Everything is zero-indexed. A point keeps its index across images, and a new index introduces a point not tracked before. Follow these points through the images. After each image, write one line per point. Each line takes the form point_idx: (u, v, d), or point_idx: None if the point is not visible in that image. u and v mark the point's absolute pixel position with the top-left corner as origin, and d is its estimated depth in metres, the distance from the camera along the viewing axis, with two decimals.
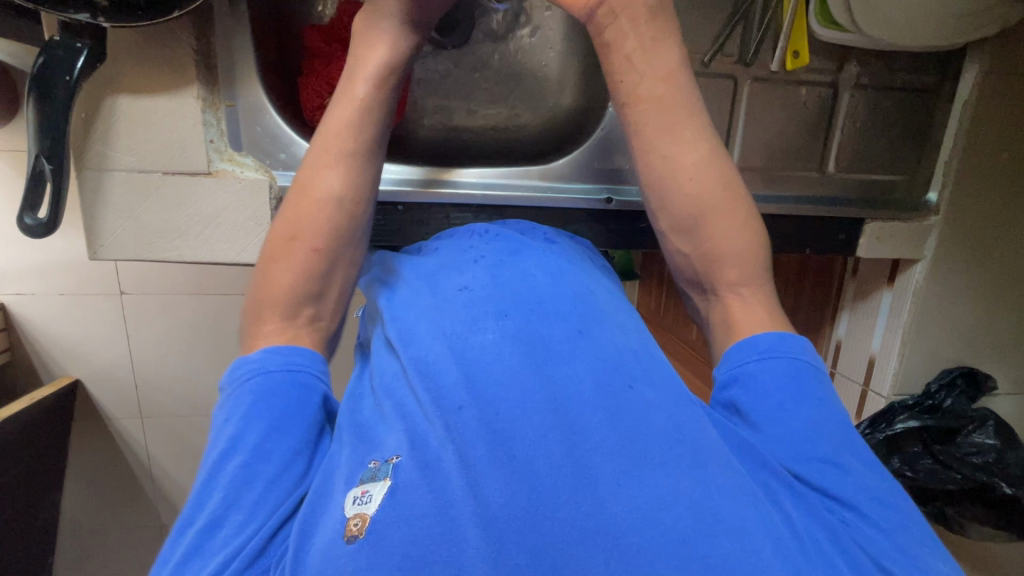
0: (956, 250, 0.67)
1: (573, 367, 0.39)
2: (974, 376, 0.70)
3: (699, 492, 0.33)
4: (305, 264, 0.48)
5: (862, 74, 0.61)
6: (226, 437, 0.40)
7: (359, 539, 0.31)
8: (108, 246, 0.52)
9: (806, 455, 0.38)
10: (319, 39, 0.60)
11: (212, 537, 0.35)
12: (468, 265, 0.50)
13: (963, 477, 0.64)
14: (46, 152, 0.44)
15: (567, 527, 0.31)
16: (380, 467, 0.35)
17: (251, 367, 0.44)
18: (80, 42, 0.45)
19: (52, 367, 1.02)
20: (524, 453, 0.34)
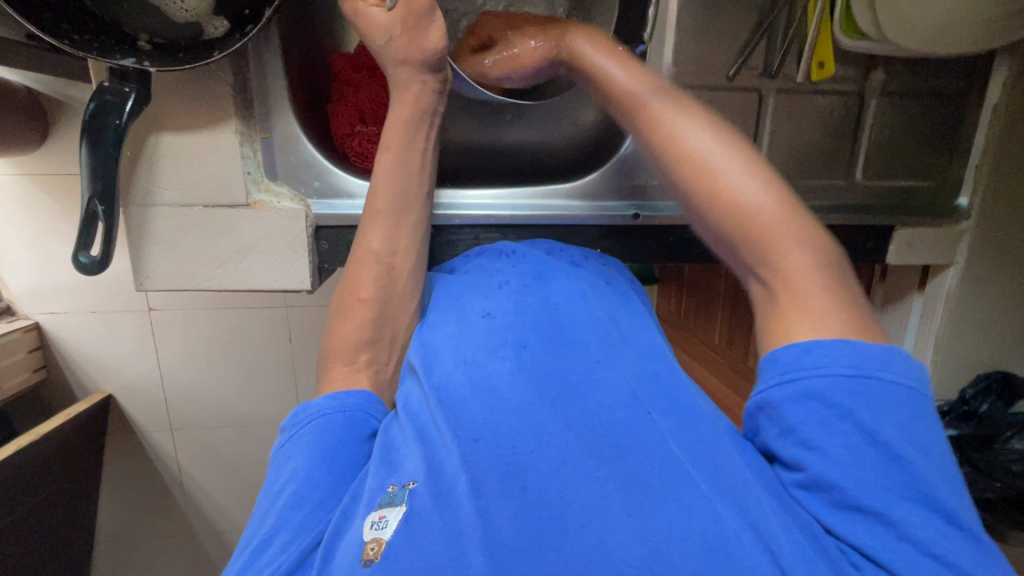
0: (989, 254, 0.66)
1: (589, 401, 0.40)
2: (1012, 381, 0.68)
3: (714, 524, 0.31)
4: (360, 314, 0.51)
5: (889, 82, 0.60)
6: (288, 470, 0.42)
7: (375, 562, 0.32)
8: (153, 277, 0.54)
9: (841, 504, 0.32)
10: (349, 70, 0.62)
11: (260, 557, 0.37)
12: (491, 290, 0.51)
13: (1002, 485, 0.62)
14: (98, 194, 0.47)
15: (574, 560, 0.30)
16: (397, 493, 0.36)
17: (313, 412, 0.45)
18: (128, 86, 0.47)
19: (87, 383, 1.06)
20: (536, 484, 0.34)
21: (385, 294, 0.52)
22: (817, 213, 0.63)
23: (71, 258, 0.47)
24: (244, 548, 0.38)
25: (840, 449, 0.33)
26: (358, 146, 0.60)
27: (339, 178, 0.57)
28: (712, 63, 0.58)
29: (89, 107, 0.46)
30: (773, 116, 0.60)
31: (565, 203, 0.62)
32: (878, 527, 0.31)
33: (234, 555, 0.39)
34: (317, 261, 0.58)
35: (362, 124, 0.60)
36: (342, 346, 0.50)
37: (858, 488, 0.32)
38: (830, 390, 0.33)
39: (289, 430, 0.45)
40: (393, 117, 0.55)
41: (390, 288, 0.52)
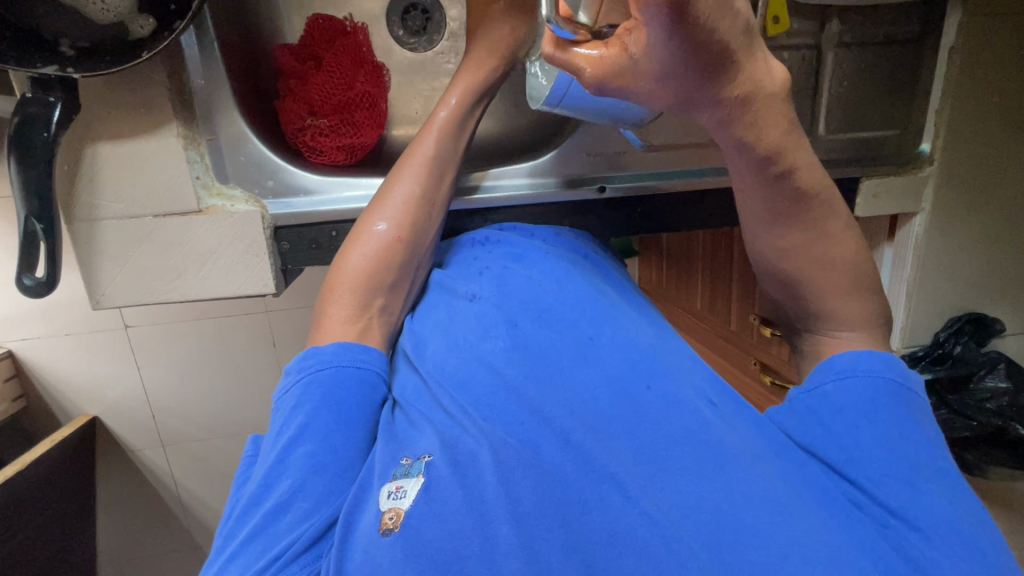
0: (955, 198, 0.67)
1: (587, 372, 0.40)
2: (981, 321, 0.70)
3: (725, 499, 0.32)
4: (382, 247, 0.49)
5: (845, 32, 0.59)
6: (295, 425, 0.41)
7: (394, 532, 0.32)
8: (109, 294, 0.53)
9: (884, 475, 0.37)
10: (293, 61, 0.59)
11: (278, 520, 0.36)
12: (474, 273, 0.51)
13: (979, 424, 0.64)
14: (34, 213, 0.45)
15: (597, 528, 0.32)
16: (413, 464, 0.37)
17: (323, 359, 0.45)
18: (53, 96, 0.45)
19: (68, 407, 1.03)
20: (552, 457, 0.35)
21: (410, 237, 0.50)
22: None
23: (14, 281, 0.46)
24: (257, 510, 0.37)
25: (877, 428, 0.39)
26: (311, 140, 0.58)
27: (293, 175, 0.55)
28: None
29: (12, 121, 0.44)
30: None
31: (531, 180, 0.60)
32: (911, 491, 0.36)
33: (242, 515, 0.38)
34: (281, 263, 0.57)
35: (313, 117, 0.58)
36: (347, 289, 0.48)
37: (896, 465, 0.37)
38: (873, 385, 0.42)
39: (298, 376, 0.45)
40: (464, 73, 0.54)
41: (422, 238, 0.51)
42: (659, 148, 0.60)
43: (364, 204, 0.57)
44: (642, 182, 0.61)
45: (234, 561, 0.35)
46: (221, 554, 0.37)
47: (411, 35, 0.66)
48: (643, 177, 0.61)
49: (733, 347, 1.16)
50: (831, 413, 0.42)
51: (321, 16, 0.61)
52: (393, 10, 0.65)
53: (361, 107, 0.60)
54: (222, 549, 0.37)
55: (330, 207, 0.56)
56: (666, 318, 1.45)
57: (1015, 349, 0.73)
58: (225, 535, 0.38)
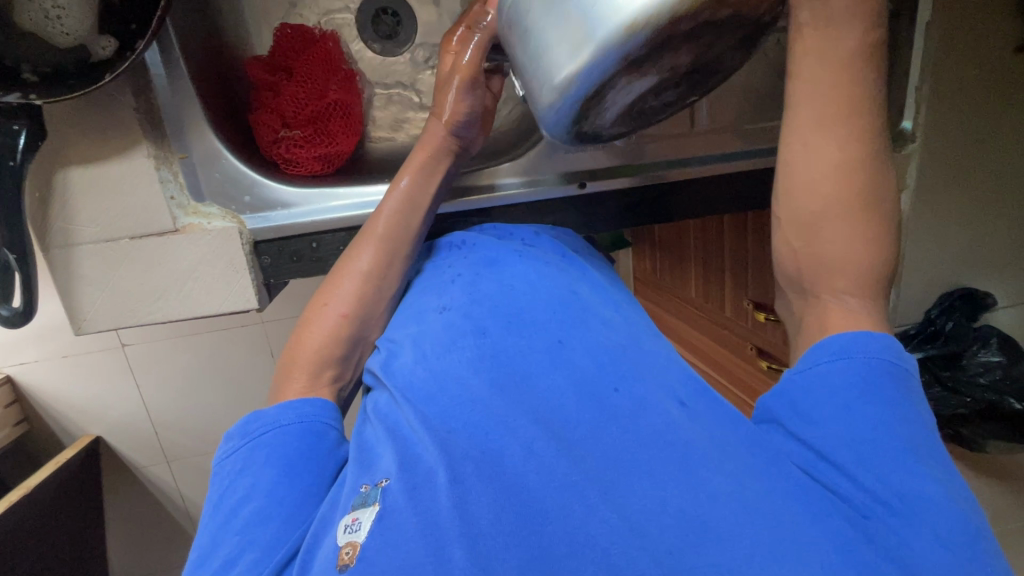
0: (940, 173, 0.66)
1: (552, 380, 0.40)
2: (973, 295, 0.69)
3: (689, 501, 0.32)
4: (331, 328, 0.50)
5: None
6: (240, 487, 0.40)
7: (351, 566, 0.31)
8: (91, 319, 0.52)
9: (864, 466, 0.36)
10: (264, 73, 0.59)
11: (231, 574, 0.35)
12: (445, 283, 0.51)
13: (973, 399, 0.65)
14: (8, 244, 0.45)
15: (557, 541, 0.31)
16: (370, 492, 0.36)
17: (264, 422, 0.44)
18: (18, 124, 0.44)
19: (70, 429, 1.03)
20: (513, 469, 0.34)
21: (361, 314, 0.51)
22: (762, 158, 0.63)
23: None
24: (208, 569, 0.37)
25: (861, 407, 0.38)
26: (285, 152, 0.57)
27: (270, 188, 0.55)
28: None
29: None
30: None
31: (514, 181, 0.61)
32: (901, 475, 0.35)
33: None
34: (264, 278, 0.56)
35: (286, 128, 0.57)
36: (299, 365, 0.49)
37: (881, 454, 0.36)
38: (864, 369, 0.40)
39: (242, 438, 0.44)
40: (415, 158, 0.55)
41: (373, 315, 0.52)
42: (638, 141, 0.60)
43: (344, 213, 0.56)
44: (624, 175, 0.61)
45: None
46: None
47: (383, 40, 0.65)
48: (626, 168, 0.61)
49: (730, 333, 1.16)
50: (814, 404, 0.40)
51: (290, 26, 0.61)
52: (363, 14, 0.64)
53: (335, 116, 0.59)
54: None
55: (310, 219, 0.56)
56: (662, 306, 1.44)
57: (1008, 322, 0.73)
58: None
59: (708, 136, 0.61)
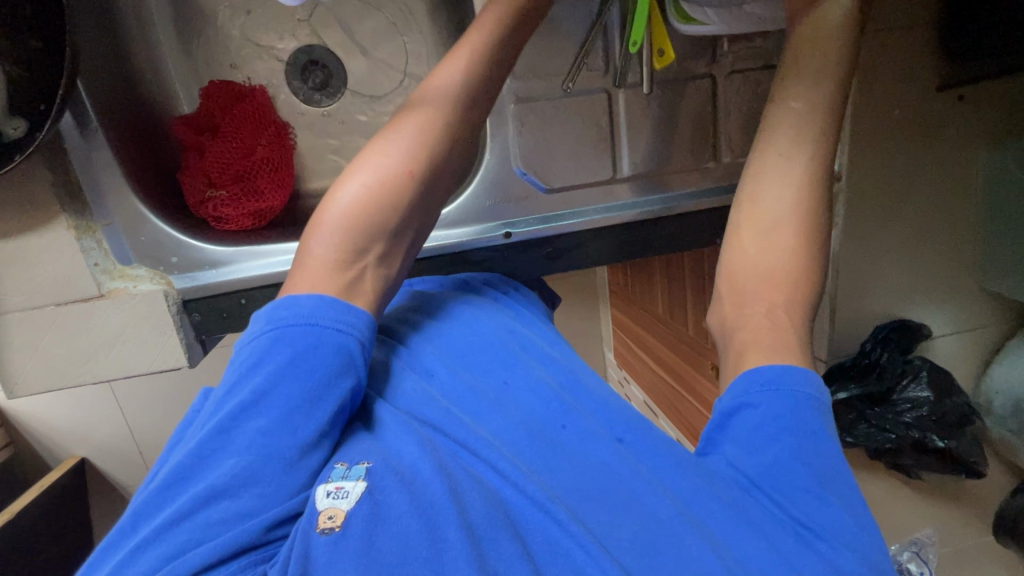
0: (867, 213, 0.67)
1: (506, 416, 0.46)
2: (907, 327, 0.70)
3: (646, 526, 0.39)
4: (395, 187, 0.46)
5: (735, 61, 0.60)
6: (248, 394, 0.38)
7: (337, 531, 0.34)
8: (24, 381, 0.54)
9: (796, 487, 0.41)
10: (191, 133, 0.60)
11: (209, 508, 0.34)
12: (391, 319, 0.54)
13: (899, 436, 0.65)
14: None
15: (539, 549, 0.37)
16: (351, 467, 0.38)
17: (295, 317, 0.41)
18: None
19: (57, 452, 1.07)
20: (489, 486, 0.40)
21: (427, 180, 0.48)
22: (687, 202, 0.64)
23: None
24: (185, 489, 0.35)
25: (783, 435, 0.42)
26: (214, 211, 0.58)
27: (197, 249, 0.56)
28: (552, 72, 0.58)
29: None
30: (626, 113, 0.60)
31: (440, 234, 0.61)
32: (821, 501, 0.40)
33: (165, 491, 0.35)
34: (196, 335, 0.58)
35: (212, 188, 0.58)
36: (345, 228, 0.44)
37: (813, 476, 0.40)
38: (788, 394, 0.43)
39: (266, 326, 0.41)
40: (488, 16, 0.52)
41: (431, 186, 0.48)
42: (561, 189, 0.61)
43: (271, 271, 0.57)
44: (547, 224, 0.62)
45: (146, 548, 0.33)
46: (135, 531, 0.35)
47: (315, 91, 0.66)
48: (552, 218, 0.62)
49: (694, 350, 1.16)
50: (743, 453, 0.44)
51: (216, 82, 0.62)
52: (293, 66, 0.65)
53: (264, 172, 0.60)
54: (135, 526, 0.35)
55: (235, 278, 0.57)
56: (633, 321, 1.44)
57: (946, 349, 0.74)
58: (143, 512, 0.35)
59: (632, 181, 0.62)
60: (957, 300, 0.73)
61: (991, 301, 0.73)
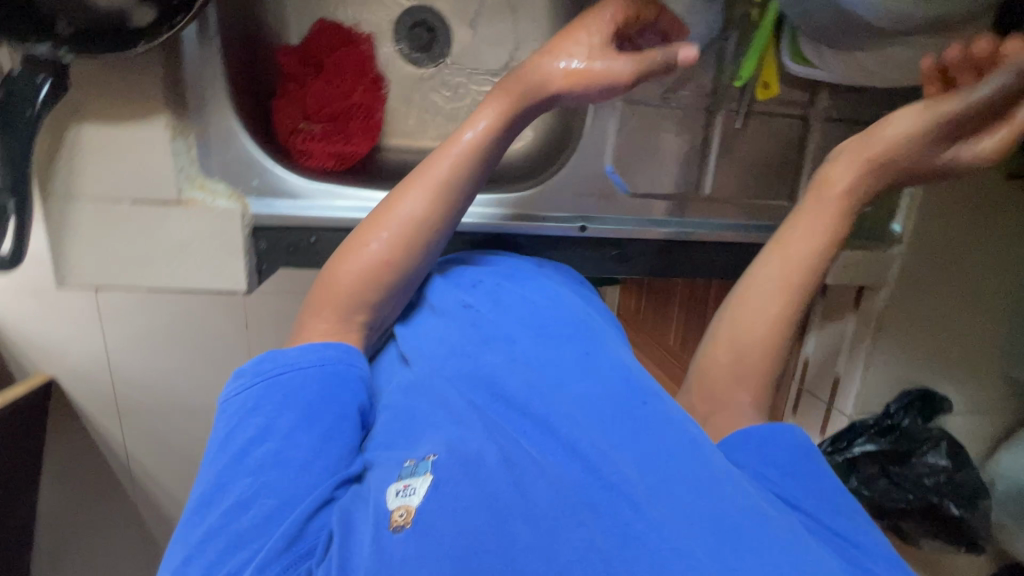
0: (917, 281, 0.70)
1: (589, 385, 0.43)
2: (932, 397, 0.72)
3: (721, 507, 0.34)
4: (370, 268, 0.48)
5: (832, 108, 0.62)
6: (255, 424, 0.40)
7: (405, 529, 0.33)
8: (77, 273, 0.52)
9: (851, 521, 0.40)
10: (295, 63, 0.60)
11: (241, 518, 0.36)
12: (470, 285, 0.54)
13: (914, 497, 0.68)
14: (6, 188, 0.45)
15: (610, 534, 0.32)
16: (418, 464, 0.37)
17: (284, 363, 0.44)
18: (41, 74, 0.44)
19: (22, 368, 0.95)
20: (560, 461, 0.37)
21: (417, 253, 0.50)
22: (759, 233, 0.65)
23: None
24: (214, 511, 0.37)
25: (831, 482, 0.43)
26: (301, 143, 0.58)
27: (280, 177, 0.55)
28: (660, 81, 0.59)
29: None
30: (721, 135, 0.61)
31: (516, 213, 0.62)
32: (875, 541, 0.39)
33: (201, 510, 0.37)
34: (257, 264, 0.56)
35: (306, 121, 0.58)
36: (334, 302, 0.48)
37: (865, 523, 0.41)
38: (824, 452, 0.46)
39: (256, 378, 0.43)
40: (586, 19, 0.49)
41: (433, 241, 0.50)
42: (644, 196, 0.62)
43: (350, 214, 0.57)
44: (622, 227, 0.63)
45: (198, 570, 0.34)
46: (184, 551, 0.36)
47: (417, 53, 0.67)
48: (628, 221, 0.63)
49: None
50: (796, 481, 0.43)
51: (328, 21, 0.62)
52: (402, 24, 0.66)
53: (358, 117, 0.61)
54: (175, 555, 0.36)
55: (312, 213, 0.56)
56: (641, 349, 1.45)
57: (962, 427, 0.76)
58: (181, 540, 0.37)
59: (711, 202, 0.63)
60: (982, 382, 0.75)
61: (1013, 389, 0.75)
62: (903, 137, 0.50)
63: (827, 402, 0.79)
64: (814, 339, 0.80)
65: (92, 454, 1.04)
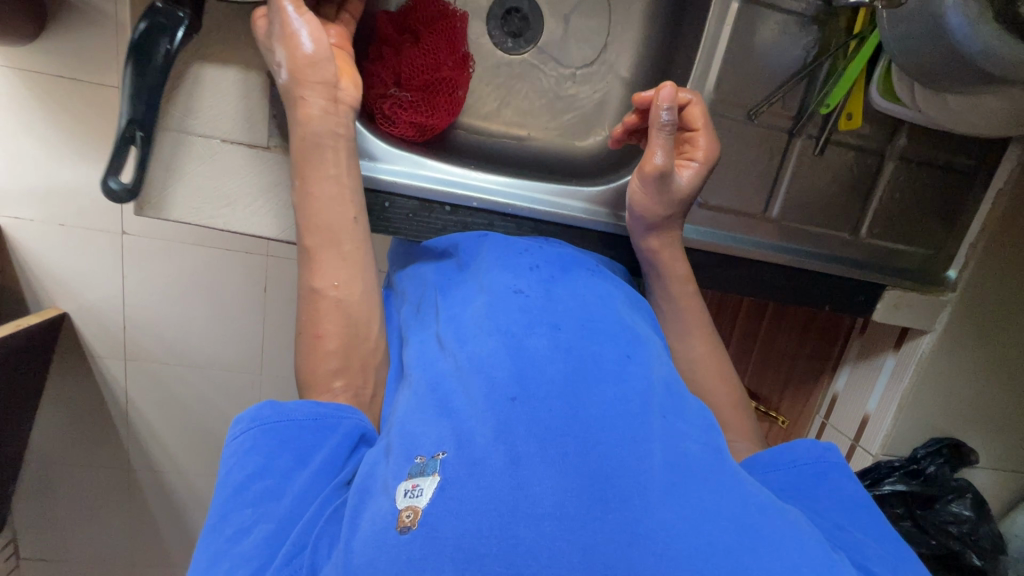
0: (963, 332, 0.70)
1: (623, 387, 0.38)
2: (959, 448, 0.73)
3: (739, 507, 0.32)
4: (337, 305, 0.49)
5: (909, 149, 0.62)
6: (255, 460, 0.40)
7: (412, 530, 0.30)
8: (156, 203, 0.54)
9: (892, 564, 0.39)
10: (392, 30, 0.60)
11: (243, 541, 0.36)
12: (524, 266, 0.50)
13: (937, 543, 0.68)
14: (140, 121, 0.48)
15: (618, 529, 0.29)
16: (427, 462, 0.34)
17: (293, 415, 0.42)
18: (182, 12, 0.46)
19: (43, 296, 0.94)
20: (577, 451, 0.33)
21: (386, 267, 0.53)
22: (817, 260, 0.65)
23: (102, 181, 0.49)
24: (222, 529, 0.37)
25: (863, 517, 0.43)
26: (388, 109, 0.59)
27: (364, 138, 0.57)
28: (744, 99, 0.60)
29: (139, 36, 0.46)
30: (796, 160, 0.62)
31: (584, 206, 0.63)
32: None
33: (219, 523, 0.37)
34: None
35: (396, 88, 0.59)
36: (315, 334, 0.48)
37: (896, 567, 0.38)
38: (856, 487, 0.45)
39: (253, 421, 0.42)
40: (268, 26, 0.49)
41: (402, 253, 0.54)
42: (712, 209, 0.63)
43: (431, 185, 0.59)
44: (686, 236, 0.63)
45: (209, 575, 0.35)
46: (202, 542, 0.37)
47: (507, 38, 0.68)
48: (696, 230, 0.63)
49: None
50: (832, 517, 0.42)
51: None
52: (497, 8, 0.67)
53: (446, 92, 0.61)
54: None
55: (388, 177, 0.58)
56: None
57: (982, 481, 0.76)
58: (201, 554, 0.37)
59: (776, 223, 0.64)
60: (1009, 440, 0.75)
61: None
62: (673, 208, 0.57)
63: (852, 439, 0.80)
64: (847, 374, 0.83)
65: (98, 393, 1.03)
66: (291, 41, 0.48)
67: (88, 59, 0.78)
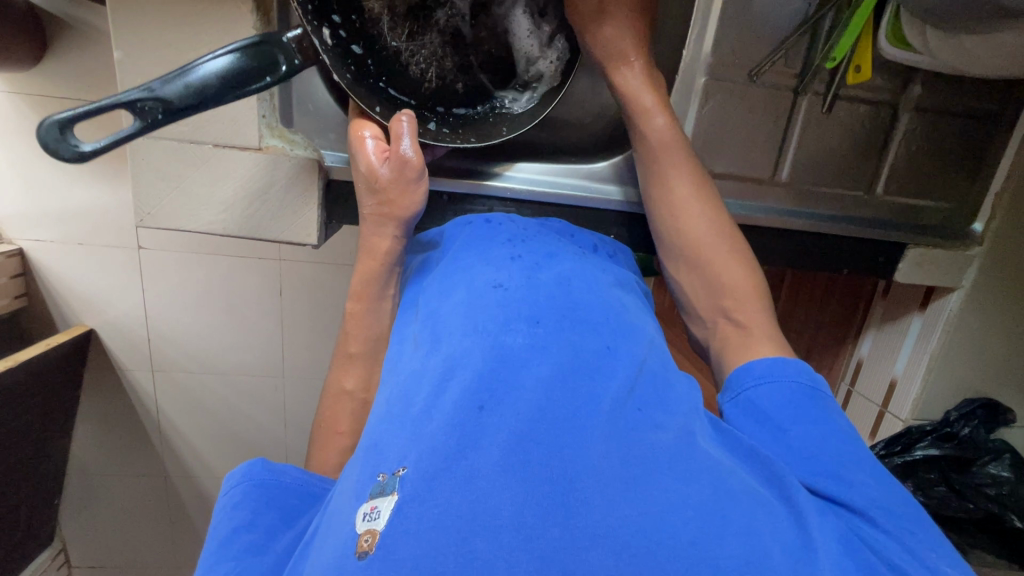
0: (991, 287, 0.67)
1: (597, 384, 0.36)
2: (994, 408, 0.70)
3: (708, 496, 0.31)
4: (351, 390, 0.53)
5: (924, 98, 0.59)
6: (236, 519, 0.40)
7: (370, 555, 0.27)
8: (155, 213, 0.54)
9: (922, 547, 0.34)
10: None
11: None
12: (503, 259, 0.48)
13: (974, 507, 0.65)
14: (165, 108, 0.44)
15: (575, 534, 0.28)
16: (388, 481, 0.31)
17: (270, 476, 0.44)
18: (298, 61, 0.47)
19: (67, 315, 0.96)
20: (543, 458, 0.31)
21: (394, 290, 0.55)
22: (830, 223, 0.63)
23: (55, 119, 0.43)
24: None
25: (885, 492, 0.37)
26: None
27: None
28: (745, 60, 0.58)
29: (238, 48, 0.45)
30: (804, 120, 0.60)
31: (585, 185, 0.61)
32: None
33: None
34: (326, 217, 0.58)
35: None
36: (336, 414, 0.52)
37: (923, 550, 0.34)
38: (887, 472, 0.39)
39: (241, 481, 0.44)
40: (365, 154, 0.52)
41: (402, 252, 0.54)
42: (717, 178, 0.61)
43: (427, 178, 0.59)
44: None
45: None
46: None
47: None
48: None
49: None
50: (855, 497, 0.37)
51: None
52: None
53: None
54: None
55: None
56: None
57: None
58: None
59: (785, 187, 0.62)
60: None
61: None
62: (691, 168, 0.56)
63: (880, 405, 0.77)
64: (872, 340, 0.80)
65: (129, 405, 1.06)
66: (407, 184, 0.52)
67: (88, 79, 0.79)
